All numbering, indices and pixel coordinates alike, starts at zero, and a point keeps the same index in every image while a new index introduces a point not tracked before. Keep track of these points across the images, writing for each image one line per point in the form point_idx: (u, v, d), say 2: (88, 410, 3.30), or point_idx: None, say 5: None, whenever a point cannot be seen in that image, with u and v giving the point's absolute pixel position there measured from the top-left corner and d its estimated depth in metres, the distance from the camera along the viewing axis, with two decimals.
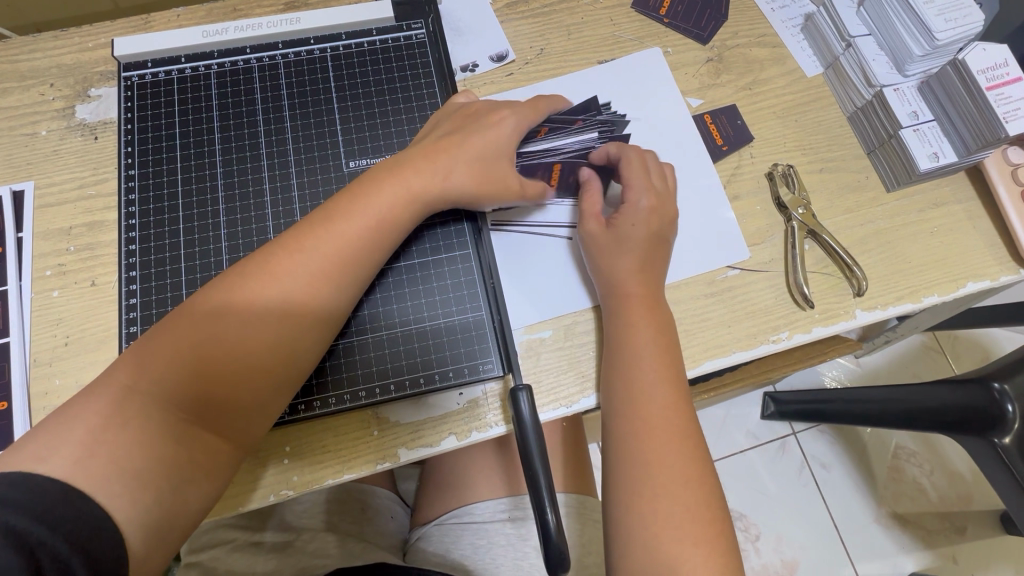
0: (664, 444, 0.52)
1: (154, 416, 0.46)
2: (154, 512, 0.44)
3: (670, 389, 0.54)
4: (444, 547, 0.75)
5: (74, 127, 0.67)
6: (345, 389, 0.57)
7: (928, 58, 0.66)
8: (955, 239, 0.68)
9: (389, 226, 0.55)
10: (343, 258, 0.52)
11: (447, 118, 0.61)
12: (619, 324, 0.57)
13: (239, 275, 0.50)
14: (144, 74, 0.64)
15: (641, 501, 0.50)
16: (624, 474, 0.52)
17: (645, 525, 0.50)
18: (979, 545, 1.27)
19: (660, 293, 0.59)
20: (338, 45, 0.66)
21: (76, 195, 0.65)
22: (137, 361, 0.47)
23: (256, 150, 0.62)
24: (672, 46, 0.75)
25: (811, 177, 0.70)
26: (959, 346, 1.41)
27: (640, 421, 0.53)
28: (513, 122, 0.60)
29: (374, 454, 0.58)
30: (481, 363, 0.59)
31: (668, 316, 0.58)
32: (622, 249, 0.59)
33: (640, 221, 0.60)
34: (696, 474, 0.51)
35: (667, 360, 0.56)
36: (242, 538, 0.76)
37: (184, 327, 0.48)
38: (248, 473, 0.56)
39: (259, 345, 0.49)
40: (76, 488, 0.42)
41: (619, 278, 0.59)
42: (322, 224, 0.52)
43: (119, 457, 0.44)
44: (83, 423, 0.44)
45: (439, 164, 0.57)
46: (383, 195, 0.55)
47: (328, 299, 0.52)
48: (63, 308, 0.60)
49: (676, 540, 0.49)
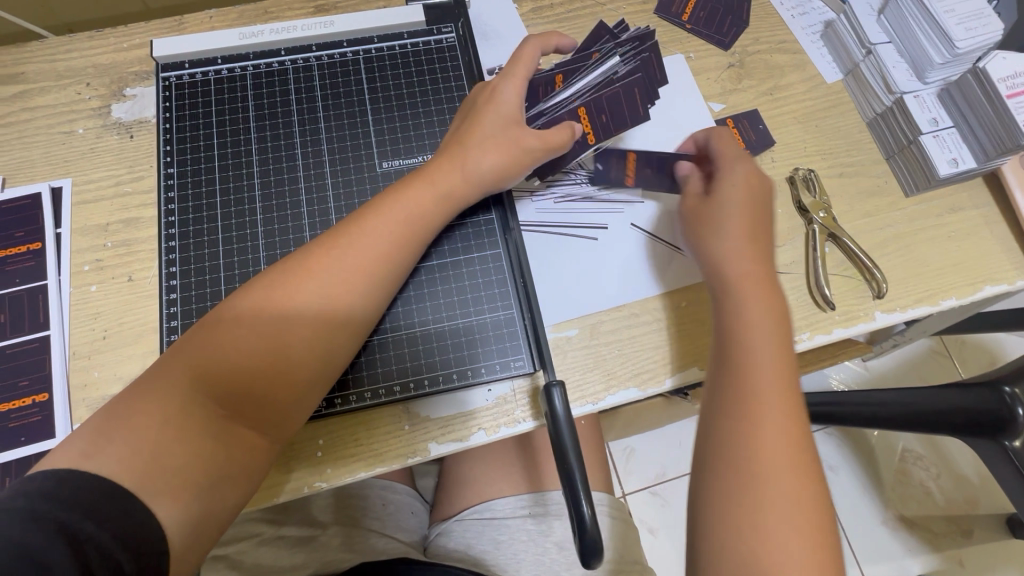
0: (773, 432, 0.48)
1: (197, 414, 0.47)
2: (194, 507, 0.46)
3: (784, 368, 0.51)
4: (465, 542, 0.77)
5: (110, 126, 0.69)
6: (380, 384, 0.59)
7: (947, 66, 0.68)
8: (973, 243, 0.70)
9: (420, 224, 0.57)
10: (376, 253, 0.54)
11: (464, 110, 0.63)
12: (727, 309, 0.55)
13: (277, 276, 0.52)
14: (181, 75, 0.65)
15: (743, 505, 0.46)
16: (721, 473, 0.48)
17: (744, 535, 0.45)
18: (987, 548, 1.28)
19: (771, 270, 0.57)
20: (370, 48, 0.68)
21: (113, 192, 0.66)
22: (177, 359, 0.48)
23: (291, 150, 0.63)
24: (694, 52, 0.76)
25: (831, 181, 0.71)
26: (967, 350, 1.42)
27: (751, 397, 0.50)
28: (511, 90, 0.61)
29: (405, 448, 0.59)
30: (511, 359, 0.61)
31: (780, 294, 0.56)
32: (724, 222, 0.59)
33: (738, 195, 0.60)
34: (804, 485, 0.46)
35: (778, 346, 0.53)
36: (269, 532, 0.77)
37: (223, 324, 0.50)
38: (282, 465, 0.58)
39: (293, 340, 0.50)
40: (119, 484, 0.43)
41: (729, 252, 0.57)
42: (356, 222, 0.54)
43: (161, 454, 0.45)
44: (128, 421, 0.46)
45: (463, 155, 0.59)
46: (413, 193, 0.57)
47: (362, 293, 0.53)
48: (101, 302, 0.62)
49: (779, 532, 0.44)
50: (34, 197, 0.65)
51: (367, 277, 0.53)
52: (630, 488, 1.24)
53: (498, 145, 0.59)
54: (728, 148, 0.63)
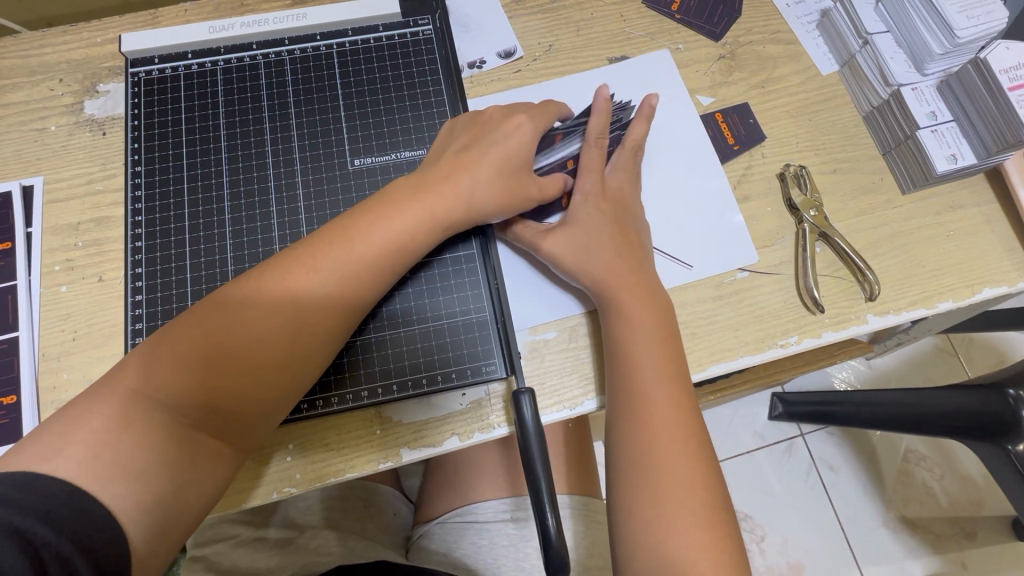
0: (664, 434, 0.52)
1: (162, 419, 0.46)
2: (156, 509, 0.44)
3: (675, 391, 0.54)
4: (446, 545, 0.76)
5: (82, 123, 0.68)
6: (349, 389, 0.57)
7: (948, 56, 0.64)
8: (972, 243, 0.67)
9: (407, 246, 0.54)
10: (359, 278, 0.52)
11: (467, 130, 0.60)
12: (615, 322, 0.57)
13: (254, 285, 0.50)
14: (151, 70, 0.64)
15: (648, 510, 0.51)
16: (628, 477, 0.53)
17: (650, 532, 0.50)
18: (990, 551, 1.25)
19: (659, 289, 0.59)
20: (344, 41, 0.66)
21: (84, 191, 0.65)
22: (144, 367, 0.46)
23: (261, 148, 0.62)
24: (683, 43, 0.73)
25: (823, 178, 0.68)
26: (974, 350, 1.39)
27: (645, 426, 0.53)
28: (530, 128, 0.59)
29: (377, 454, 0.58)
30: (485, 364, 0.59)
31: (670, 312, 0.58)
32: (589, 240, 0.59)
33: (592, 211, 0.60)
34: (701, 479, 0.51)
35: (667, 355, 0.56)
36: (246, 534, 0.77)
37: (198, 338, 0.48)
38: (253, 470, 0.57)
39: (268, 360, 0.49)
40: (80, 486, 0.42)
41: (591, 268, 0.58)
42: (342, 242, 0.52)
43: (124, 458, 0.44)
44: (89, 425, 0.44)
45: (464, 179, 0.56)
46: (405, 213, 0.54)
47: (343, 318, 0.52)
48: (71, 303, 0.61)
49: (684, 545, 0.49)
50: (5, 196, 0.64)
51: (347, 302, 0.51)
52: None
53: (502, 181, 0.57)
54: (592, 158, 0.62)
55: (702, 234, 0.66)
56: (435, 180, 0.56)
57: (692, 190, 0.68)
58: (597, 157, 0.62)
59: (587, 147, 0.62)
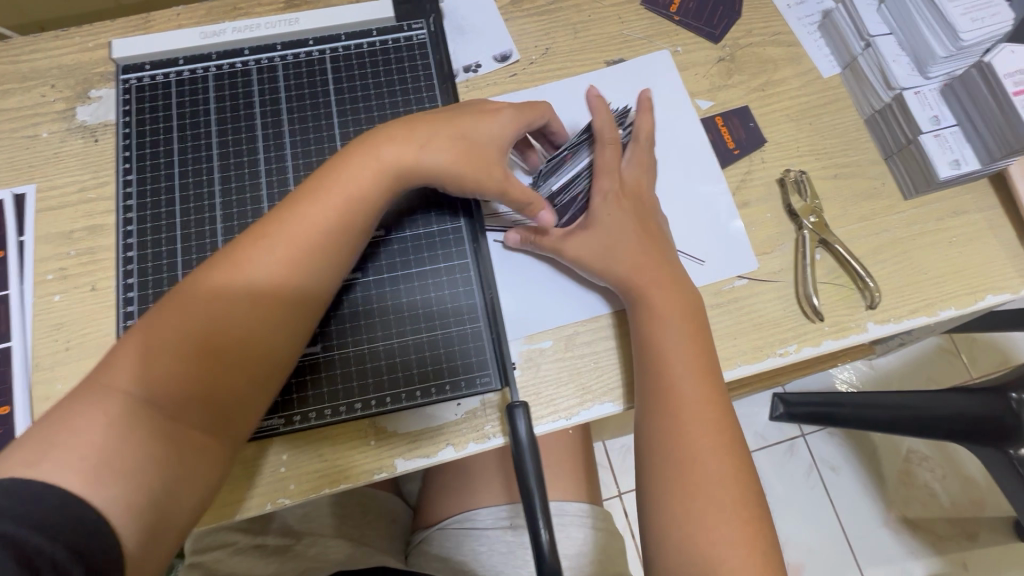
0: (693, 427, 0.53)
1: (146, 414, 0.45)
2: (150, 510, 0.44)
3: (703, 384, 0.54)
4: (443, 552, 0.76)
5: (74, 129, 0.67)
6: (343, 400, 0.57)
7: (952, 59, 0.63)
8: (975, 249, 0.66)
9: (364, 201, 0.54)
10: (318, 238, 0.52)
11: (435, 111, 0.60)
12: (645, 315, 0.57)
13: (221, 263, 0.50)
14: (142, 76, 0.63)
15: (680, 503, 0.51)
16: (657, 471, 0.53)
17: (678, 527, 0.51)
18: (991, 551, 1.24)
19: (683, 279, 0.59)
20: (337, 46, 0.65)
21: (77, 198, 0.64)
22: (114, 365, 0.46)
23: (253, 155, 0.61)
24: (682, 45, 0.72)
25: (824, 183, 0.68)
26: (976, 350, 1.37)
27: (673, 417, 0.53)
28: (509, 114, 0.60)
29: (372, 464, 0.57)
30: (478, 375, 0.58)
31: (698, 303, 0.58)
32: (615, 238, 0.59)
33: (615, 209, 0.60)
34: (730, 472, 0.52)
35: (692, 347, 0.55)
36: (243, 541, 0.77)
37: (162, 323, 0.48)
38: (247, 480, 0.56)
39: (239, 333, 0.49)
40: (71, 491, 0.41)
41: (626, 261, 0.58)
42: (295, 207, 0.52)
43: (114, 460, 0.43)
44: (71, 429, 0.43)
45: (419, 141, 0.57)
46: (357, 171, 0.54)
47: (309, 280, 0.52)
48: (65, 312, 0.61)
49: (714, 539, 0.49)
50: None
51: (313, 265, 0.52)
52: (625, 487, 1.20)
53: (459, 144, 0.57)
54: (610, 155, 0.60)
55: (700, 241, 0.65)
56: (386, 141, 0.56)
57: (690, 195, 0.67)
58: (614, 153, 0.61)
59: (603, 146, 0.61)
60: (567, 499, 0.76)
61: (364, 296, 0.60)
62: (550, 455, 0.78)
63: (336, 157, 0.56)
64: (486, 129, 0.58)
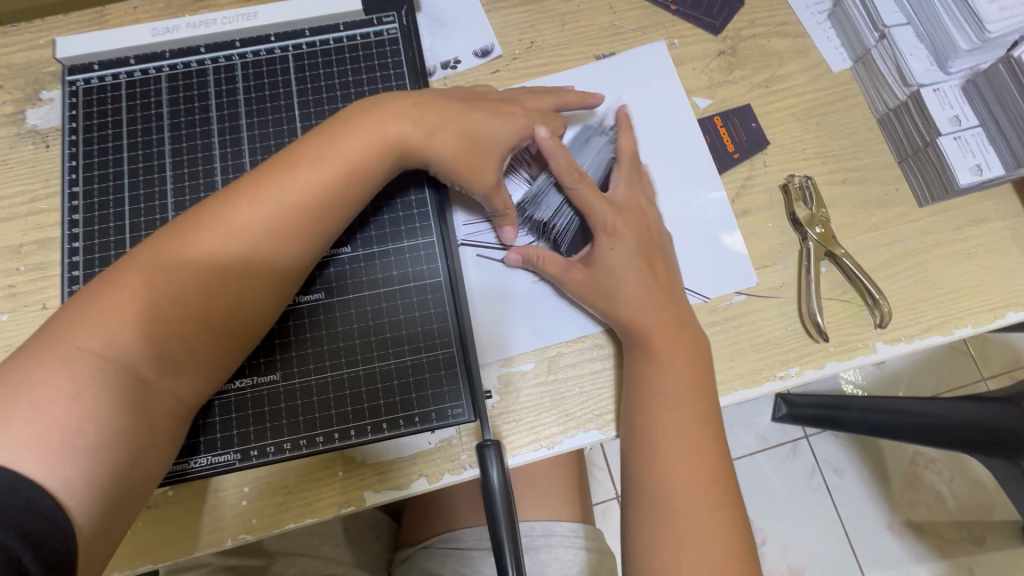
0: (683, 466, 0.49)
1: (114, 382, 0.41)
2: (112, 492, 0.40)
3: (699, 417, 0.50)
4: (425, 571, 0.70)
5: (24, 134, 0.61)
6: (303, 434, 0.52)
7: (975, 52, 0.57)
8: (995, 261, 0.60)
9: (358, 173, 0.50)
10: (307, 206, 0.48)
11: (444, 94, 0.56)
12: (642, 358, 0.53)
13: (202, 222, 0.46)
14: (90, 78, 0.59)
15: (667, 550, 0.47)
16: (643, 513, 0.49)
17: (665, 571, 0.47)
18: (997, 556, 1.17)
19: (682, 310, 0.54)
20: (301, 42, 0.60)
21: (26, 210, 0.59)
22: (81, 317, 0.42)
23: (209, 164, 0.57)
24: (679, 38, 0.66)
25: (831, 189, 0.62)
26: (990, 348, 1.26)
27: (665, 458, 0.49)
28: (524, 122, 0.56)
29: (339, 497, 0.54)
30: (450, 407, 0.54)
31: (699, 335, 0.54)
32: (619, 277, 0.54)
33: (620, 241, 0.54)
34: (720, 514, 0.48)
35: (692, 386, 0.51)
36: (218, 561, 0.71)
37: (140, 279, 0.43)
38: (207, 514, 0.53)
39: (223, 305, 0.46)
40: (23, 473, 0.36)
41: (627, 304, 0.53)
42: (286, 170, 0.48)
43: (73, 433, 0.38)
44: (24, 394, 0.38)
45: (424, 120, 0.52)
46: (356, 140, 0.50)
47: (292, 254, 0.48)
48: (13, 334, 0.56)
49: None
50: None
51: (305, 238, 0.48)
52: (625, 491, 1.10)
53: (463, 137, 0.53)
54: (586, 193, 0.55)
55: (692, 253, 0.60)
56: (395, 110, 0.52)
57: (683, 203, 0.62)
58: (592, 187, 0.55)
59: (573, 189, 0.55)
60: (556, 518, 0.72)
61: (326, 318, 0.55)
62: (540, 474, 0.73)
63: (336, 119, 0.51)
64: (494, 127, 0.54)
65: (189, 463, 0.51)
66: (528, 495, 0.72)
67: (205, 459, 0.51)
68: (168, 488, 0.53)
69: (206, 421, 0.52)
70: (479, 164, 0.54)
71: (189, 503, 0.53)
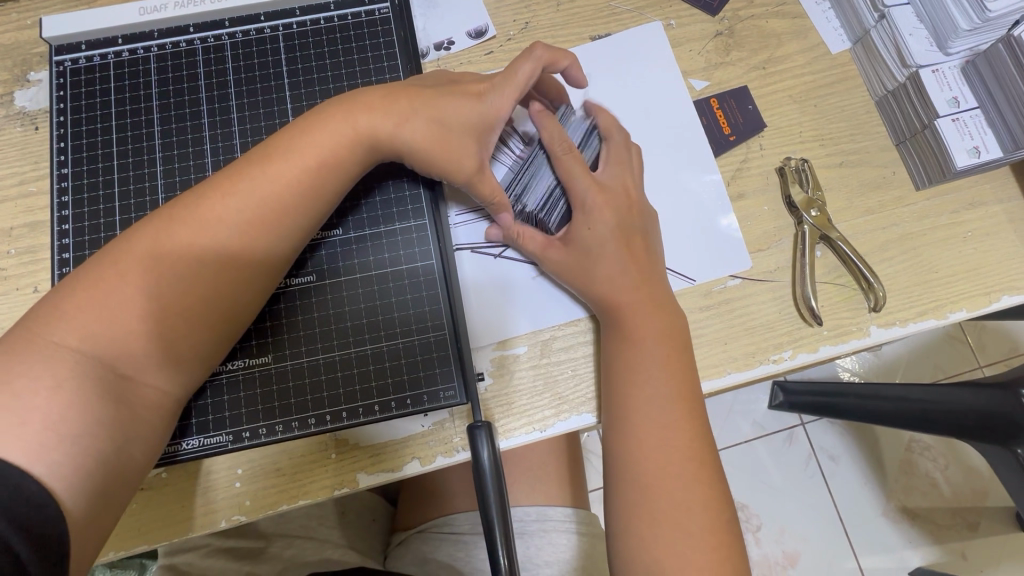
0: (664, 445, 0.49)
1: (92, 374, 0.41)
2: (98, 478, 0.40)
3: (682, 401, 0.50)
4: (421, 557, 0.70)
5: (13, 116, 0.60)
6: (295, 415, 0.53)
7: (975, 33, 0.57)
8: (991, 245, 0.60)
9: (330, 164, 0.49)
10: (280, 198, 0.47)
11: (418, 83, 0.54)
12: (621, 337, 0.53)
13: (172, 217, 0.46)
14: (78, 58, 0.58)
15: (645, 524, 0.48)
16: (625, 491, 0.49)
17: (641, 545, 0.47)
18: (990, 542, 1.18)
19: (665, 292, 0.54)
20: (291, 22, 0.60)
21: (16, 192, 0.59)
22: (57, 313, 0.42)
23: (199, 145, 0.57)
24: (676, 18, 0.65)
25: (828, 172, 0.62)
26: (987, 336, 1.26)
27: (648, 442, 0.49)
28: (497, 101, 0.53)
29: (333, 479, 0.54)
30: (442, 389, 0.54)
31: (680, 317, 0.53)
32: (594, 255, 0.54)
33: (597, 220, 0.54)
34: (702, 497, 0.48)
35: (674, 369, 0.51)
36: (216, 543, 0.72)
37: (113, 274, 0.44)
38: (201, 495, 0.53)
39: (195, 297, 0.45)
40: (9, 460, 0.37)
41: (607, 284, 0.53)
42: (258, 163, 0.48)
43: (55, 421, 0.39)
44: (6, 386, 0.39)
45: (395, 108, 0.51)
46: (328, 131, 0.49)
47: (266, 247, 0.48)
48: (5, 317, 0.56)
49: (680, 566, 0.46)
50: None
51: (278, 231, 0.48)
52: None
53: (438, 121, 0.52)
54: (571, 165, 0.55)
55: (686, 236, 0.60)
56: (364, 102, 0.51)
57: (676, 186, 0.61)
58: (576, 160, 0.55)
59: (559, 159, 0.55)
60: (551, 504, 0.72)
61: (318, 300, 0.54)
62: (534, 459, 0.74)
63: (308, 113, 0.51)
64: (467, 113, 0.52)
65: (180, 445, 0.52)
66: (524, 480, 0.73)
67: (196, 441, 0.52)
68: (161, 470, 0.53)
69: (196, 404, 0.52)
70: (455, 152, 0.52)
71: (182, 485, 0.53)
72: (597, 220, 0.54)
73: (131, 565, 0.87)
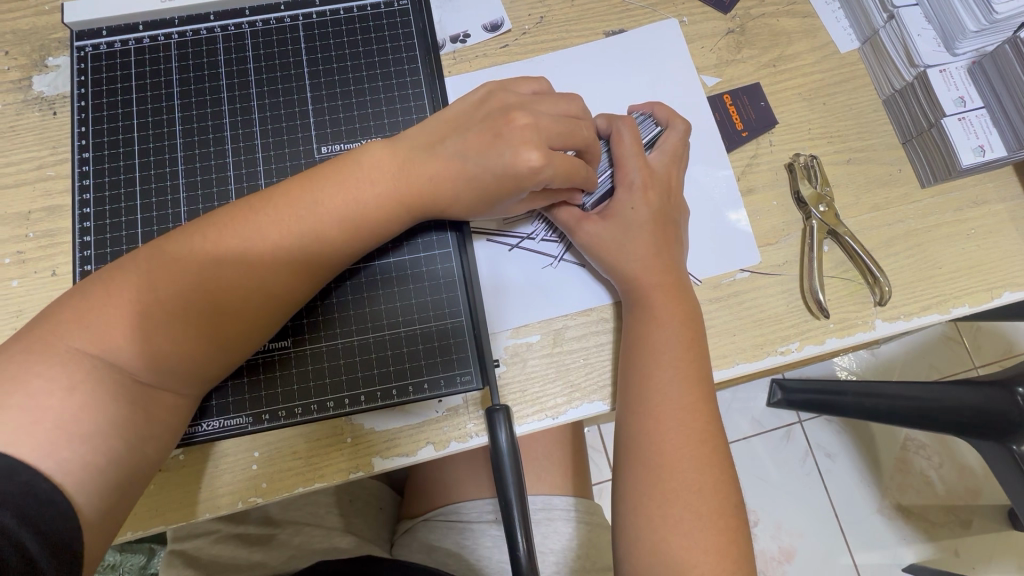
0: (675, 430, 0.50)
1: (104, 373, 0.41)
2: (110, 473, 0.41)
3: (694, 392, 0.51)
4: (428, 544, 0.71)
5: (31, 101, 0.61)
6: (313, 397, 0.54)
7: (982, 34, 0.58)
8: (994, 242, 0.61)
9: (373, 224, 0.49)
10: (321, 250, 0.48)
11: (474, 125, 0.51)
12: (640, 319, 0.54)
13: (213, 233, 0.46)
14: (99, 44, 0.59)
15: (654, 505, 0.49)
16: (634, 472, 0.50)
17: (651, 528, 0.48)
18: (983, 539, 1.20)
19: (684, 278, 0.55)
20: (311, 12, 0.61)
21: (34, 176, 0.59)
22: (76, 318, 0.42)
23: (220, 132, 0.57)
24: (688, 15, 0.66)
25: (836, 169, 0.63)
26: (983, 337, 1.28)
27: (661, 430, 0.50)
28: (545, 155, 0.49)
29: (348, 463, 0.55)
30: (459, 374, 0.55)
31: (695, 305, 0.54)
32: (632, 233, 0.55)
33: (640, 200, 0.55)
34: (709, 483, 0.49)
35: (691, 360, 0.52)
36: (225, 529, 0.72)
37: (147, 278, 0.44)
38: (216, 476, 0.54)
39: (221, 330, 0.45)
40: (19, 456, 0.38)
41: (635, 268, 0.54)
42: (306, 203, 0.47)
43: (67, 419, 0.39)
44: (19, 382, 0.39)
45: (439, 158, 0.50)
46: (376, 189, 0.49)
47: (296, 290, 0.48)
48: (22, 300, 0.56)
49: (688, 549, 0.47)
50: None
51: (306, 282, 0.48)
52: None
53: (481, 174, 0.50)
54: (630, 145, 0.56)
55: (697, 229, 0.61)
56: (416, 154, 0.50)
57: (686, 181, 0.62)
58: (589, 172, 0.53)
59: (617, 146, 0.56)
60: (555, 493, 0.73)
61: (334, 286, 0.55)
62: (539, 448, 0.75)
63: (362, 156, 0.50)
64: (509, 173, 0.49)
65: (197, 427, 0.52)
66: (530, 469, 0.74)
67: (215, 423, 0.53)
68: (179, 452, 0.54)
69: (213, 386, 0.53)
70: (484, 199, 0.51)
71: (200, 467, 0.54)
72: (625, 197, 0.55)
73: (140, 549, 0.88)
